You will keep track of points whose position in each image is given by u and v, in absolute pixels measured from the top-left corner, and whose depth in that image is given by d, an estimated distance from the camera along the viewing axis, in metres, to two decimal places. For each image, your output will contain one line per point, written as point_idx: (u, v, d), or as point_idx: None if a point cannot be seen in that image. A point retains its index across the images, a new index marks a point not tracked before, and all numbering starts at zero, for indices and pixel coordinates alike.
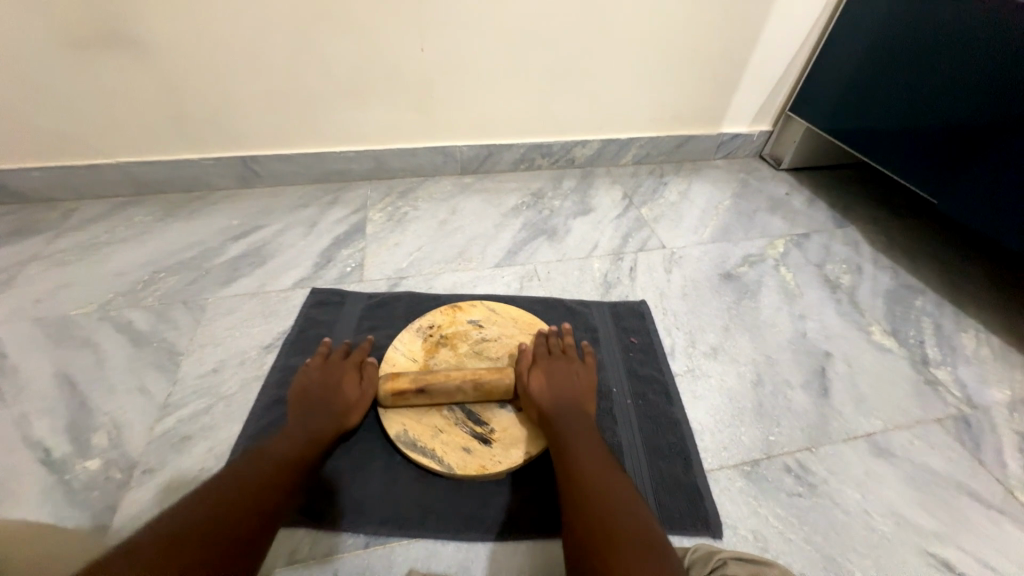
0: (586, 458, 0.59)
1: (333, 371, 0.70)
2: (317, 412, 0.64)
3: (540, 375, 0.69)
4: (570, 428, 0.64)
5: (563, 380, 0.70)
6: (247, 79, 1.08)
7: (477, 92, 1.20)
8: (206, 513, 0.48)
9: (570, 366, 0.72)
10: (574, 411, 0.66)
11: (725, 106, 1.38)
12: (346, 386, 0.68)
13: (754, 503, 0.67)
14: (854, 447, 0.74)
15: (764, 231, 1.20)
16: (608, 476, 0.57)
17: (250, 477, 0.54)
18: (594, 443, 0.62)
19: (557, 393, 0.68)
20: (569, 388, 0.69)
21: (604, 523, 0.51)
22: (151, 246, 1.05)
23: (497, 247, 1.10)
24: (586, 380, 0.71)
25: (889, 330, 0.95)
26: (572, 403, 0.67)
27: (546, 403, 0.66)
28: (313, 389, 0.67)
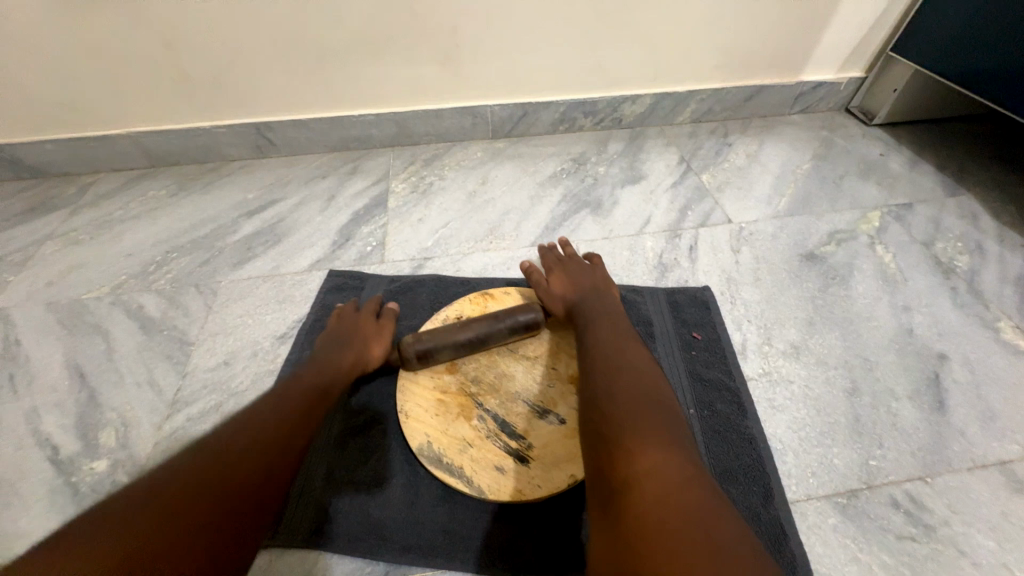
0: (603, 329, 0.59)
1: (349, 316, 0.70)
2: (338, 348, 0.63)
3: (558, 277, 0.72)
4: (589, 309, 0.64)
5: (579, 277, 0.71)
6: (252, 35, 0.96)
7: (510, 41, 1.03)
8: (201, 473, 0.41)
9: (585, 267, 0.73)
10: (594, 299, 0.66)
11: (809, 47, 1.14)
12: (364, 326, 0.68)
13: (853, 546, 0.54)
14: (982, 479, 0.59)
15: (854, 201, 1.00)
16: (619, 340, 0.57)
17: (252, 434, 0.46)
18: (614, 319, 0.62)
19: (575, 287, 0.69)
20: (586, 282, 0.70)
21: (617, 376, 0.51)
22: (165, 223, 0.98)
23: (533, 222, 0.97)
24: (603, 276, 0.72)
25: (1022, 327, 0.76)
26: (590, 290, 0.68)
27: (567, 295, 0.68)
28: (330, 332, 0.67)
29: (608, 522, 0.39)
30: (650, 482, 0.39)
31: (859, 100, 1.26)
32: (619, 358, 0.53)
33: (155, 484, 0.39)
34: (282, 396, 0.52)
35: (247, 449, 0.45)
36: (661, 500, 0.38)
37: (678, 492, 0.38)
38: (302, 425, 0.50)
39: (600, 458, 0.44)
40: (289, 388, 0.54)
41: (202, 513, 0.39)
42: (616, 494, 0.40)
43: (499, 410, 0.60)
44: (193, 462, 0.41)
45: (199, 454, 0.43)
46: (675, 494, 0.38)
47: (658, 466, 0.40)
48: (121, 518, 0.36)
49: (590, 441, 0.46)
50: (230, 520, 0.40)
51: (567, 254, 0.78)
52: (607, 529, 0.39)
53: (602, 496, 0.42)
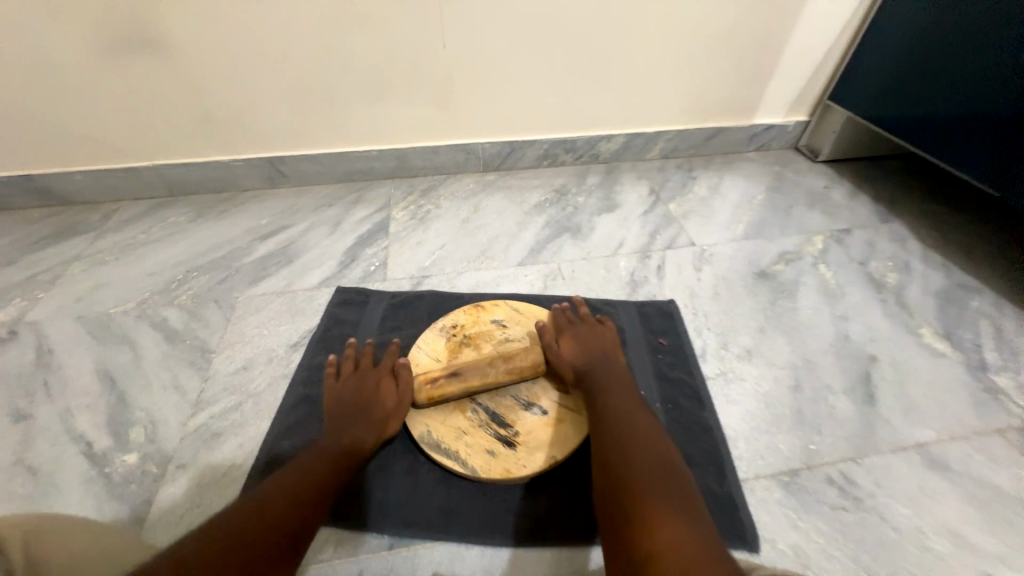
0: (613, 401, 0.64)
1: (366, 380, 0.69)
2: (356, 421, 0.64)
3: (568, 341, 0.74)
4: (599, 379, 0.68)
5: (589, 342, 0.74)
6: (273, 82, 1.10)
7: (499, 88, 1.18)
8: (219, 544, 0.43)
9: (596, 330, 0.76)
10: (603, 367, 0.70)
11: (758, 96, 1.32)
12: (383, 393, 0.68)
13: (793, 516, 0.63)
14: (904, 459, 0.69)
15: (801, 227, 1.14)
16: (629, 414, 0.61)
17: (264, 507, 0.49)
18: (623, 389, 0.66)
19: (586, 352, 0.72)
20: (597, 348, 0.73)
21: (632, 454, 0.55)
22: (185, 246, 1.08)
23: (520, 245, 1.08)
24: (612, 342, 0.75)
25: (941, 332, 0.88)
26: (599, 358, 0.71)
27: (576, 361, 0.71)
28: (347, 399, 0.67)
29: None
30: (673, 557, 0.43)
31: (806, 139, 1.42)
32: (633, 435, 0.58)
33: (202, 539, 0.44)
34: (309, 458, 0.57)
35: (274, 511, 0.49)
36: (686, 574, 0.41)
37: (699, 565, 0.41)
38: (315, 494, 0.53)
39: (623, 535, 0.47)
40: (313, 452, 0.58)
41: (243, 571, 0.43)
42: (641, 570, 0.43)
43: (490, 403, 0.69)
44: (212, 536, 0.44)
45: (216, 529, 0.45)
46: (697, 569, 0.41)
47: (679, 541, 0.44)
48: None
49: (612, 519, 0.50)
50: None
51: (578, 316, 0.81)
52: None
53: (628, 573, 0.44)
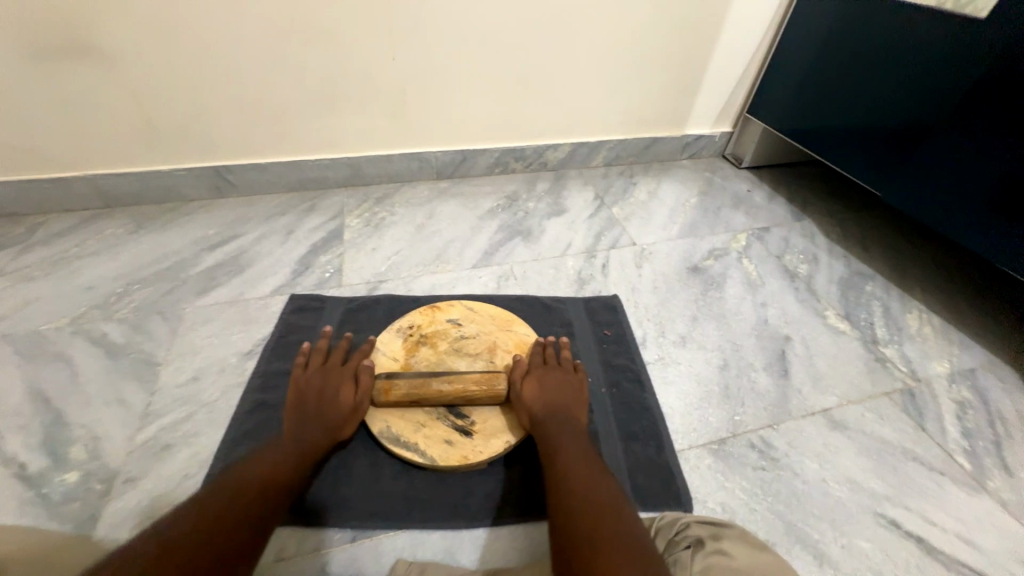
0: (575, 457, 0.61)
1: (329, 379, 0.70)
2: (312, 421, 0.65)
3: (533, 382, 0.71)
4: (560, 429, 0.65)
5: (555, 389, 0.71)
6: (218, 91, 1.09)
7: (449, 99, 1.23)
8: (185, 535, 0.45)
9: (565, 379, 0.73)
10: (565, 415, 0.67)
11: (687, 109, 1.45)
12: (342, 396, 0.68)
13: (721, 478, 0.71)
14: (812, 422, 0.80)
15: (727, 226, 1.27)
16: (584, 468, 0.59)
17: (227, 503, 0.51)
18: (582, 443, 0.63)
19: (549, 398, 0.69)
20: (561, 395, 0.70)
21: (594, 517, 0.52)
22: (124, 258, 1.04)
23: (474, 248, 1.13)
24: (578, 395, 0.72)
25: (842, 313, 1.02)
26: (560, 409, 0.68)
27: (535, 408, 0.68)
28: (308, 397, 0.68)
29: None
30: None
31: (731, 148, 1.58)
32: (595, 495, 0.55)
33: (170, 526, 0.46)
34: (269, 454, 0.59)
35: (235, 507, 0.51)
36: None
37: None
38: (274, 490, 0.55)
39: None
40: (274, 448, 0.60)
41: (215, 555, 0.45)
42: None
43: None
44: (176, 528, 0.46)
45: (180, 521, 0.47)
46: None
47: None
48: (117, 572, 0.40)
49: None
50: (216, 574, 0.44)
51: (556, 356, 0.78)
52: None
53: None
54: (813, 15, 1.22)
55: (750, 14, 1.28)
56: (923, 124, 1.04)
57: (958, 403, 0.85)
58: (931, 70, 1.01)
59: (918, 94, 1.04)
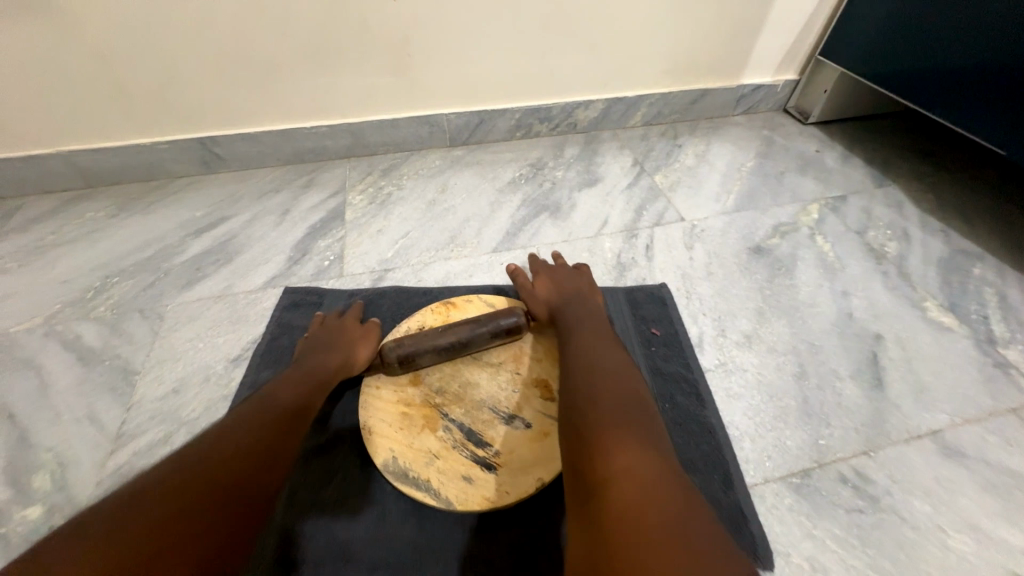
0: (584, 334, 0.61)
1: (332, 326, 0.68)
2: (321, 353, 0.62)
3: (544, 281, 0.73)
4: (572, 313, 0.66)
5: (566, 283, 0.72)
6: (188, 47, 0.93)
7: (460, 49, 1.04)
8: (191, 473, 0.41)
9: (573, 274, 0.74)
10: (576, 303, 0.68)
11: (746, 52, 1.21)
12: (350, 335, 0.67)
13: (807, 523, 0.57)
14: (918, 448, 0.64)
15: (794, 196, 1.06)
16: (595, 344, 0.59)
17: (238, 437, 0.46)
18: (595, 324, 0.64)
19: (562, 292, 0.70)
20: (572, 287, 0.71)
21: (597, 382, 0.52)
22: (103, 247, 0.93)
23: (494, 228, 0.97)
24: (589, 283, 0.74)
25: (946, 305, 0.83)
26: (573, 298, 0.69)
27: (550, 300, 0.69)
28: (313, 338, 0.66)
29: (583, 520, 0.40)
30: (622, 480, 0.41)
31: (795, 99, 1.34)
32: (601, 363, 0.55)
33: (132, 499, 0.38)
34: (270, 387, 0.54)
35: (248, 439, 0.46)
36: (633, 499, 0.39)
37: (649, 493, 0.39)
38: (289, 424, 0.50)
39: (577, 462, 0.45)
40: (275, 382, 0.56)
41: (209, 505, 0.40)
42: (589, 494, 0.42)
43: (465, 419, 0.60)
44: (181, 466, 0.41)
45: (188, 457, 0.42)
46: (646, 494, 0.39)
47: (631, 465, 0.42)
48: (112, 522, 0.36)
49: (570, 440, 0.48)
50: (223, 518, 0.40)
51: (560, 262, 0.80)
52: (582, 529, 0.40)
53: (576, 496, 0.43)
54: None
55: None
56: None
57: None
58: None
59: None
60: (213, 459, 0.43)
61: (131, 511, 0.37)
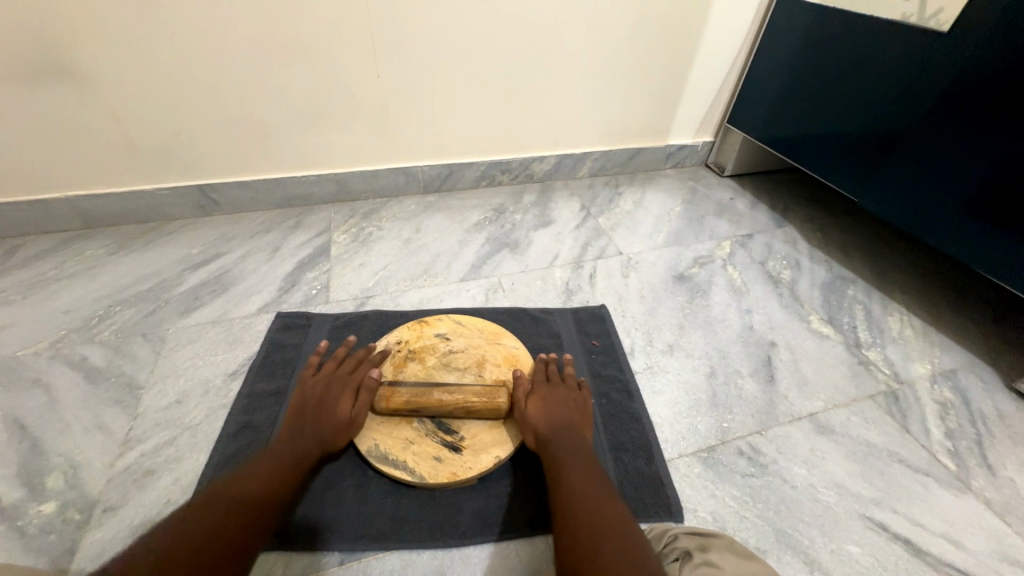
0: (578, 473, 0.61)
1: (332, 387, 0.72)
2: (306, 432, 0.66)
3: (538, 400, 0.72)
4: (563, 448, 0.65)
5: (560, 406, 0.71)
6: (201, 108, 1.09)
7: (435, 115, 1.24)
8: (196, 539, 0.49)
9: (569, 395, 0.73)
10: (567, 433, 0.67)
11: (670, 119, 1.48)
12: (340, 406, 0.69)
13: (711, 486, 0.71)
14: (799, 427, 0.81)
15: (712, 234, 1.29)
16: (589, 487, 0.59)
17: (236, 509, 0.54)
18: (586, 462, 0.63)
19: (554, 418, 0.69)
20: (566, 414, 0.70)
21: (599, 539, 0.52)
22: (105, 280, 1.02)
23: (462, 261, 1.13)
24: (583, 408, 0.73)
25: (825, 318, 1.04)
26: (566, 429, 0.68)
27: (541, 426, 0.68)
28: (312, 403, 0.69)
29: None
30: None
31: (714, 157, 1.61)
32: (600, 513, 0.55)
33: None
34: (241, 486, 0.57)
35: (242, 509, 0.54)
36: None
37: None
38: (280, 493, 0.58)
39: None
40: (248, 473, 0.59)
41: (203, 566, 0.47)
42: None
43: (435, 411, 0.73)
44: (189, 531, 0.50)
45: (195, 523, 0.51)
46: None
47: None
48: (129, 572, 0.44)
49: None
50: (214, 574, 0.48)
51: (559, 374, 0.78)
52: None
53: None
54: (786, 28, 1.26)
55: (727, 27, 1.31)
56: (902, 130, 1.07)
57: (940, 404, 0.86)
58: (910, 78, 1.03)
59: (899, 101, 1.06)
60: (192, 541, 0.49)
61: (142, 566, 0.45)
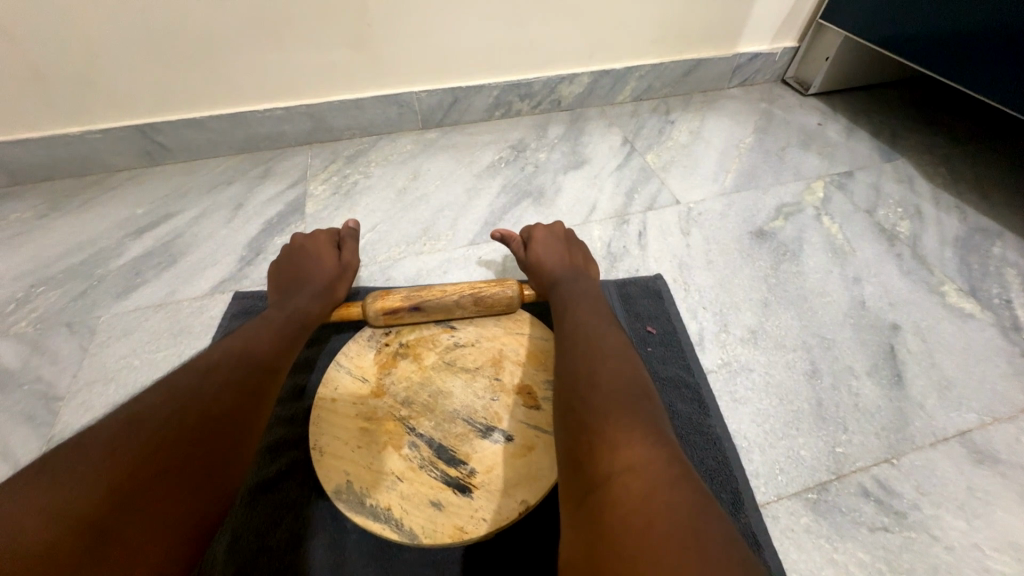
0: (582, 307, 0.56)
1: (304, 257, 0.68)
2: (299, 292, 0.61)
3: (538, 250, 0.68)
4: (567, 286, 0.61)
5: (562, 253, 0.67)
6: (109, 20, 0.80)
7: (427, 19, 0.92)
8: (181, 402, 0.40)
9: (568, 242, 0.69)
10: (575, 280, 0.62)
11: (743, 17, 1.10)
12: (324, 265, 0.66)
13: (828, 547, 0.50)
14: (946, 453, 0.57)
15: (797, 173, 0.98)
16: (592, 321, 0.53)
17: (224, 372, 0.44)
18: (591, 298, 0.58)
19: (557, 263, 0.65)
20: (567, 257, 0.67)
21: (601, 365, 0.46)
22: (29, 252, 0.82)
23: (470, 217, 0.88)
24: (582, 250, 0.70)
25: (966, 289, 0.76)
26: (569, 270, 0.64)
27: (545, 272, 0.65)
28: (290, 275, 0.65)
29: (584, 526, 0.35)
30: (631, 479, 0.35)
31: (794, 69, 1.24)
32: (602, 341, 0.50)
33: (76, 454, 0.34)
34: (236, 343, 0.48)
35: (232, 367, 0.45)
36: (640, 509, 0.33)
37: (658, 495, 0.34)
38: (276, 353, 0.50)
39: (573, 460, 0.40)
40: (246, 330, 0.51)
41: (196, 434, 0.38)
42: (588, 498, 0.36)
43: (435, 433, 0.53)
44: (168, 395, 0.40)
45: (176, 386, 0.41)
46: (657, 493, 0.34)
47: (642, 459, 0.36)
48: (100, 448, 0.35)
49: (567, 430, 0.42)
50: (210, 444, 0.39)
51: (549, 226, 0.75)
52: (581, 536, 0.35)
53: (572, 499, 0.38)
54: None
55: None
56: None
57: None
58: None
59: None
60: (176, 405, 0.39)
61: (117, 437, 0.36)
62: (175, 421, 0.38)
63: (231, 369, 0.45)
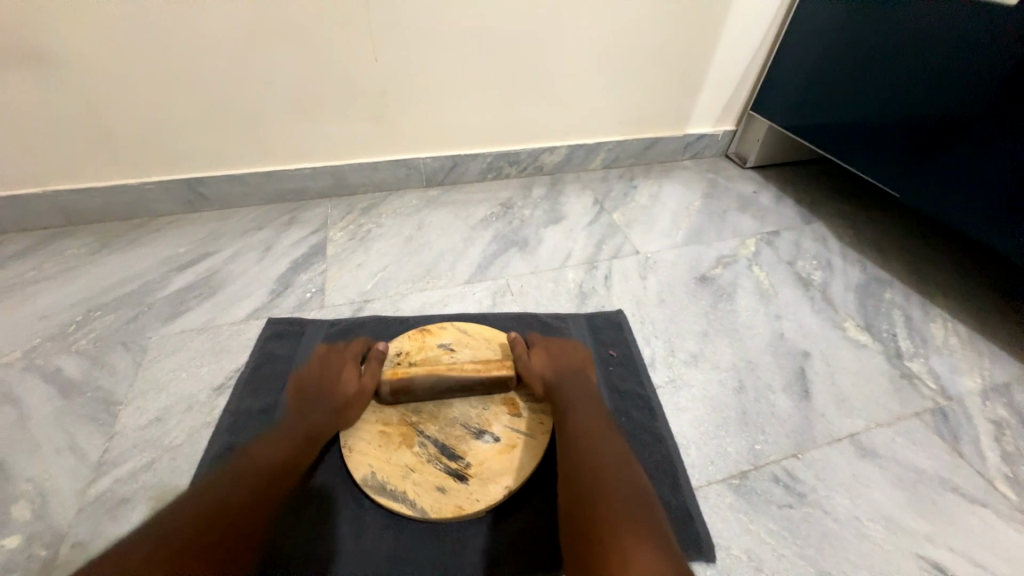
0: (584, 417, 0.65)
1: (330, 365, 0.71)
2: (316, 409, 0.65)
3: (539, 352, 0.75)
4: (568, 391, 0.69)
5: (561, 357, 0.75)
6: (182, 97, 1.00)
7: (436, 104, 1.16)
8: (200, 517, 0.50)
9: (567, 346, 0.77)
10: (576, 383, 0.71)
11: (690, 107, 1.38)
12: (345, 380, 0.69)
13: (745, 519, 0.64)
14: (840, 449, 0.73)
15: (735, 231, 1.19)
16: (594, 432, 0.63)
17: (238, 488, 0.54)
18: (591, 405, 0.67)
19: (559, 367, 0.73)
20: (568, 361, 0.75)
21: (608, 483, 0.56)
22: (84, 282, 0.95)
23: (466, 261, 1.06)
24: (581, 353, 0.77)
25: (862, 325, 0.95)
26: (570, 376, 0.72)
27: (547, 375, 0.71)
28: (313, 386, 0.68)
29: None
30: None
31: (735, 147, 1.51)
32: (606, 456, 0.59)
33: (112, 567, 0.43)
34: (250, 461, 0.57)
35: (245, 480, 0.55)
36: None
37: None
38: (282, 464, 0.59)
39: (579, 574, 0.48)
40: (261, 447, 0.59)
41: (211, 546, 0.48)
42: None
43: (439, 435, 0.66)
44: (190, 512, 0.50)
45: (198, 503, 0.51)
46: None
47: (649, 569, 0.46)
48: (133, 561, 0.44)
49: (582, 539, 0.51)
50: (220, 552, 0.48)
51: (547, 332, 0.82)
52: None
53: None
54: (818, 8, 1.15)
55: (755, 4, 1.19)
56: (944, 116, 0.96)
57: (994, 424, 0.79)
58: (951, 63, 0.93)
59: (945, 84, 0.95)
60: (196, 521, 0.49)
61: (147, 552, 0.45)
62: (194, 536, 0.48)
63: (245, 481, 0.55)
